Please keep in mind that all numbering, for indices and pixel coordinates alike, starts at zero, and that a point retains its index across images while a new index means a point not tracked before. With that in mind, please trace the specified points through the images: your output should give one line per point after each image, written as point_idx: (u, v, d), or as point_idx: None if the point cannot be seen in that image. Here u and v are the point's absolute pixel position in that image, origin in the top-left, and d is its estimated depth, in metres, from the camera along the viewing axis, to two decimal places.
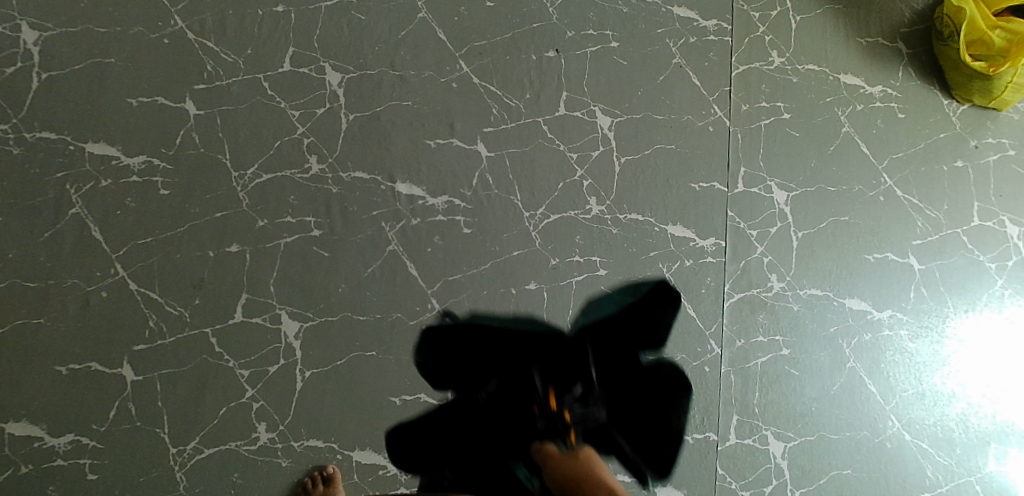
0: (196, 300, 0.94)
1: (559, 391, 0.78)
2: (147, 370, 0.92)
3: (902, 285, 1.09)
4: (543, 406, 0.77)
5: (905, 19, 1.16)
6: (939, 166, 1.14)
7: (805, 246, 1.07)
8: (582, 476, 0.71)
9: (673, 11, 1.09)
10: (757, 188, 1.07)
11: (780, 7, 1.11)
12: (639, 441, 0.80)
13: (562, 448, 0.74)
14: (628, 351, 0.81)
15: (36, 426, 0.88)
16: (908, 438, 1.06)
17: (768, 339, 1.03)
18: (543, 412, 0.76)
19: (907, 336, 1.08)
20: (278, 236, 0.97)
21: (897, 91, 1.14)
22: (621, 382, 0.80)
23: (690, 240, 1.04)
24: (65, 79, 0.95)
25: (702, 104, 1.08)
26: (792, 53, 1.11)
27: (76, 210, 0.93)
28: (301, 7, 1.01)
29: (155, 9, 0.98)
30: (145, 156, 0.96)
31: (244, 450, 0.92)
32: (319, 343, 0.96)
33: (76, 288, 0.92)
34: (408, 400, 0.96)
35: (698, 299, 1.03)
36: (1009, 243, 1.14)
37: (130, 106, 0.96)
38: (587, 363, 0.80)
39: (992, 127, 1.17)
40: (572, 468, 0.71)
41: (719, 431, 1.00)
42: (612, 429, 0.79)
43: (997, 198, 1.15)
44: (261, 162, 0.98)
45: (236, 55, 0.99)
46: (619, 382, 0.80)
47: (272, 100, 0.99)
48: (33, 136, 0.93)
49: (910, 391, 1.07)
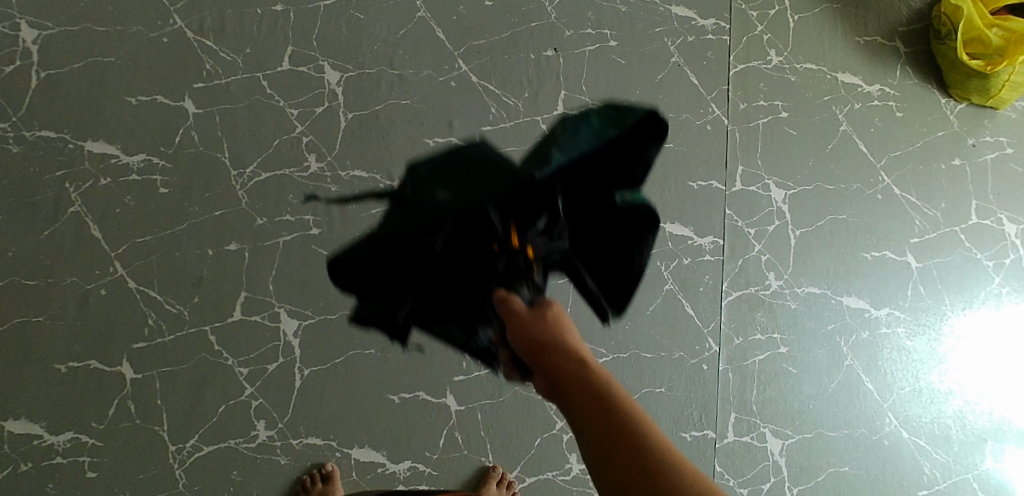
0: (195, 298, 0.94)
1: (522, 224, 0.51)
2: (146, 367, 0.92)
3: (900, 283, 1.09)
4: (502, 244, 0.51)
5: (903, 18, 1.16)
6: (937, 165, 1.14)
7: (803, 245, 1.07)
8: (551, 342, 0.47)
9: (672, 10, 1.09)
10: (755, 187, 1.07)
11: (779, 6, 1.12)
12: (606, 270, 0.56)
13: (528, 299, 0.50)
14: (599, 187, 0.52)
15: (36, 424, 0.88)
16: (905, 435, 1.06)
17: (766, 337, 1.03)
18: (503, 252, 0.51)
19: (905, 334, 1.08)
20: (277, 234, 0.97)
21: (895, 90, 1.15)
22: (595, 213, 0.54)
23: (688, 239, 1.03)
24: (65, 78, 0.95)
25: (701, 103, 1.07)
26: (791, 51, 1.11)
27: (75, 208, 0.93)
28: (301, 7, 1.02)
29: (155, 8, 0.98)
30: (145, 154, 0.96)
31: (244, 448, 0.93)
32: (317, 341, 0.96)
33: (75, 286, 0.92)
34: (406, 398, 0.97)
35: (697, 297, 1.02)
36: (1006, 241, 1.15)
37: (130, 105, 0.96)
38: (552, 193, 0.51)
39: (990, 125, 1.17)
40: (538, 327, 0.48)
41: (717, 428, 1.00)
42: (574, 257, 0.56)
43: (995, 196, 1.16)
44: (261, 160, 0.98)
45: (235, 54, 0.99)
46: (593, 214, 0.54)
47: (271, 99, 1.00)
48: (33, 135, 0.93)
49: (907, 388, 1.07)
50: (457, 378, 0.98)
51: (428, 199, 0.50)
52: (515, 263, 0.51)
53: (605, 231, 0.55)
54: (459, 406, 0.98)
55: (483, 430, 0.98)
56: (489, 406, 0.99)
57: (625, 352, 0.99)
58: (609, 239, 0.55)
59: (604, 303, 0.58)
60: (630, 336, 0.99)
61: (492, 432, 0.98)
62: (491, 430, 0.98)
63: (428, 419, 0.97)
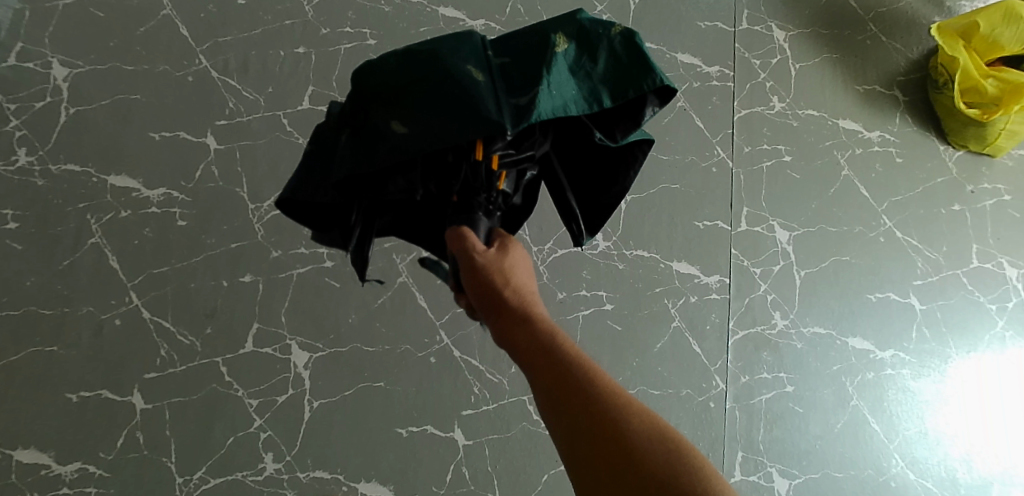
0: (207, 329, 0.95)
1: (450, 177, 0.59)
2: (157, 398, 0.92)
3: (903, 324, 1.11)
4: (464, 159, 0.58)
5: (901, 69, 1.22)
6: (938, 209, 1.17)
7: (808, 285, 1.09)
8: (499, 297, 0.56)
9: (678, 57, 1.13)
10: (759, 228, 1.09)
11: (780, 56, 1.17)
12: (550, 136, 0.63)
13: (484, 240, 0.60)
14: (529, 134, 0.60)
15: (45, 453, 0.88)
16: (912, 477, 1.05)
17: (771, 376, 1.04)
18: (464, 163, 0.58)
19: (910, 375, 1.09)
20: (291, 267, 1.00)
21: (895, 136, 1.19)
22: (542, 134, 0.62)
23: (695, 277, 1.05)
24: (93, 114, 0.99)
25: (706, 145, 1.10)
26: (792, 98, 1.16)
27: (95, 239, 0.95)
28: (322, 50, 1.07)
29: (183, 50, 1.04)
30: (165, 189, 0.99)
31: (250, 481, 0.92)
32: (328, 373, 0.97)
33: (90, 316, 0.93)
34: (414, 432, 0.97)
35: (703, 335, 1.03)
36: (1008, 284, 1.16)
37: (153, 140, 1.00)
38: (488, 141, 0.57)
39: (987, 172, 1.21)
40: (494, 266, 0.58)
41: (724, 467, 0.99)
42: (552, 158, 0.67)
43: (995, 241, 1.18)
44: (278, 195, 1.02)
45: (257, 93, 1.04)
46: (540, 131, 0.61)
47: (291, 136, 1.03)
48: (58, 169, 0.96)
49: (913, 430, 1.07)
50: (466, 413, 0.99)
51: (389, 130, 0.55)
52: (475, 177, 0.58)
53: (579, 147, 0.67)
54: (468, 441, 0.98)
55: (490, 465, 0.97)
56: (497, 441, 0.98)
57: (632, 388, 0.99)
58: (579, 148, 0.67)
59: (581, 226, 0.69)
60: (637, 373, 1.00)
61: (498, 469, 0.97)
62: (498, 465, 0.97)
63: (436, 454, 0.96)
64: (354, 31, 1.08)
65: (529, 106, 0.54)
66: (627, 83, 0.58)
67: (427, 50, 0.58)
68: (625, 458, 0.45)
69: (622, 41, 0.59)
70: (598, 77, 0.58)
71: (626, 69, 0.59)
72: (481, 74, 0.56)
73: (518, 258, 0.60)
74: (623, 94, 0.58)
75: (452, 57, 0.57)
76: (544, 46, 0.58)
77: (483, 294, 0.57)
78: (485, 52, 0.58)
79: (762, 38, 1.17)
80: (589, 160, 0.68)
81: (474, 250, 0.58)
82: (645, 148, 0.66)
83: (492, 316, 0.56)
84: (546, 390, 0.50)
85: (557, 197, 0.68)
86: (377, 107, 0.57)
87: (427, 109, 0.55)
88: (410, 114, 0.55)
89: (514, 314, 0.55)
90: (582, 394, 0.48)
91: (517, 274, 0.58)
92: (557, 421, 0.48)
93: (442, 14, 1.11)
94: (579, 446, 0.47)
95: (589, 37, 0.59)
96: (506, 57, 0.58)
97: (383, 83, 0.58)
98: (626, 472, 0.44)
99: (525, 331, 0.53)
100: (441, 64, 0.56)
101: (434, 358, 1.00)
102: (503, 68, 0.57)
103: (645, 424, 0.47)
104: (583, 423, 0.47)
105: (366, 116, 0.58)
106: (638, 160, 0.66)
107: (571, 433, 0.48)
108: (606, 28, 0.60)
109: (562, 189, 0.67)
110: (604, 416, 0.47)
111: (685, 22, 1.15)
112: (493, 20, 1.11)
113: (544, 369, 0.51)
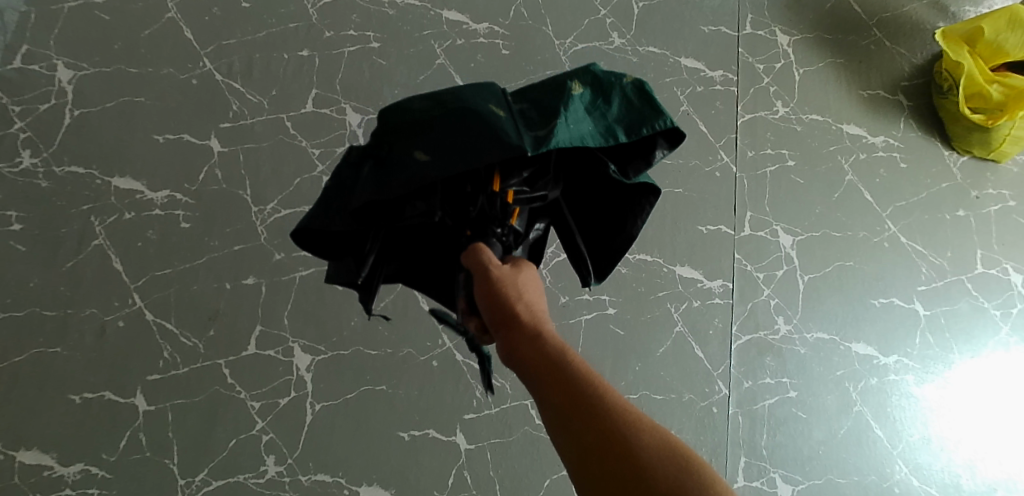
0: (210, 331, 0.96)
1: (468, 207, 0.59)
2: (159, 400, 0.92)
3: (908, 330, 1.10)
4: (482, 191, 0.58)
5: (905, 74, 1.22)
6: (942, 214, 1.17)
7: (811, 290, 1.09)
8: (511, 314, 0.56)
9: (681, 62, 1.13)
10: (763, 232, 1.09)
11: (784, 61, 1.17)
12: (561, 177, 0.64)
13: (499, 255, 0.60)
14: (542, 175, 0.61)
15: (48, 454, 0.88)
16: (916, 484, 1.04)
17: (775, 381, 1.04)
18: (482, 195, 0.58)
19: (914, 381, 1.08)
20: (294, 269, 1.00)
21: (898, 141, 1.19)
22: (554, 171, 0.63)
23: (698, 281, 1.05)
24: (97, 116, 0.99)
25: (709, 149, 1.10)
26: (795, 103, 1.16)
27: (99, 241, 0.96)
28: (325, 53, 1.07)
29: (187, 53, 1.04)
30: (169, 191, 0.99)
31: (252, 484, 0.91)
32: (329, 377, 0.97)
33: (94, 317, 0.93)
34: (417, 436, 0.97)
35: (707, 340, 1.03)
36: (1012, 290, 1.16)
37: (157, 143, 1.00)
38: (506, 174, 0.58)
39: (991, 178, 1.20)
40: (508, 285, 0.57)
41: (727, 472, 0.99)
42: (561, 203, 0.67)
43: (1000, 246, 1.18)
44: (281, 198, 1.01)
45: (261, 96, 1.04)
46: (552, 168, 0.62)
47: (295, 139, 1.04)
48: (62, 170, 0.97)
49: (917, 436, 1.06)
50: (468, 417, 0.99)
51: (412, 158, 0.55)
52: (491, 207, 0.59)
53: (588, 192, 0.67)
54: (470, 445, 0.98)
55: (492, 469, 0.97)
56: (498, 445, 0.98)
57: (635, 393, 0.99)
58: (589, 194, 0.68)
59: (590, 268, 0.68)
60: (640, 377, 1.00)
61: (500, 473, 0.97)
62: (500, 470, 0.97)
63: (438, 458, 0.96)
64: (357, 35, 1.09)
65: (548, 136, 0.54)
66: (642, 123, 0.59)
67: (448, 93, 0.59)
68: (635, 475, 0.45)
69: (635, 89, 0.61)
70: (612, 118, 0.59)
71: (639, 111, 0.60)
72: (502, 110, 0.56)
73: (530, 278, 0.60)
74: (637, 132, 0.58)
75: (472, 98, 0.57)
76: (561, 89, 0.58)
77: (496, 309, 0.56)
78: (505, 96, 0.59)
79: (765, 43, 1.17)
80: (596, 206, 0.68)
81: (489, 264, 0.58)
82: (652, 199, 0.65)
83: (503, 329, 0.56)
84: (557, 402, 0.49)
85: (566, 241, 0.69)
86: (399, 139, 0.57)
87: (451, 140, 0.55)
88: (433, 145, 0.55)
89: (525, 329, 0.54)
90: (592, 410, 0.48)
91: (529, 291, 0.58)
92: (567, 432, 0.48)
93: (446, 17, 1.11)
94: (589, 458, 0.46)
95: (603, 84, 0.60)
96: (524, 101, 0.59)
97: (405, 118, 0.58)
98: (636, 484, 0.44)
99: (537, 344, 0.53)
100: (462, 102, 0.57)
101: (436, 361, 1.00)
102: (523, 110, 0.58)
103: (654, 437, 0.47)
104: (593, 439, 0.47)
105: (388, 148, 0.58)
106: (646, 209, 0.65)
107: (581, 450, 0.47)
108: (619, 77, 0.61)
109: (572, 232, 0.68)
110: (615, 428, 0.47)
111: (689, 28, 1.15)
112: (497, 24, 1.11)
113: (555, 384, 0.50)
